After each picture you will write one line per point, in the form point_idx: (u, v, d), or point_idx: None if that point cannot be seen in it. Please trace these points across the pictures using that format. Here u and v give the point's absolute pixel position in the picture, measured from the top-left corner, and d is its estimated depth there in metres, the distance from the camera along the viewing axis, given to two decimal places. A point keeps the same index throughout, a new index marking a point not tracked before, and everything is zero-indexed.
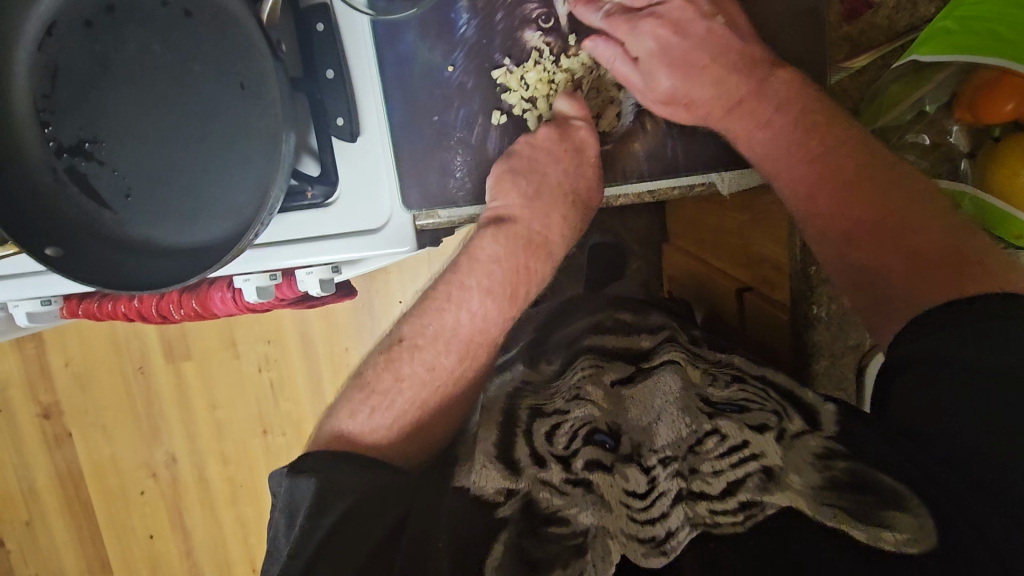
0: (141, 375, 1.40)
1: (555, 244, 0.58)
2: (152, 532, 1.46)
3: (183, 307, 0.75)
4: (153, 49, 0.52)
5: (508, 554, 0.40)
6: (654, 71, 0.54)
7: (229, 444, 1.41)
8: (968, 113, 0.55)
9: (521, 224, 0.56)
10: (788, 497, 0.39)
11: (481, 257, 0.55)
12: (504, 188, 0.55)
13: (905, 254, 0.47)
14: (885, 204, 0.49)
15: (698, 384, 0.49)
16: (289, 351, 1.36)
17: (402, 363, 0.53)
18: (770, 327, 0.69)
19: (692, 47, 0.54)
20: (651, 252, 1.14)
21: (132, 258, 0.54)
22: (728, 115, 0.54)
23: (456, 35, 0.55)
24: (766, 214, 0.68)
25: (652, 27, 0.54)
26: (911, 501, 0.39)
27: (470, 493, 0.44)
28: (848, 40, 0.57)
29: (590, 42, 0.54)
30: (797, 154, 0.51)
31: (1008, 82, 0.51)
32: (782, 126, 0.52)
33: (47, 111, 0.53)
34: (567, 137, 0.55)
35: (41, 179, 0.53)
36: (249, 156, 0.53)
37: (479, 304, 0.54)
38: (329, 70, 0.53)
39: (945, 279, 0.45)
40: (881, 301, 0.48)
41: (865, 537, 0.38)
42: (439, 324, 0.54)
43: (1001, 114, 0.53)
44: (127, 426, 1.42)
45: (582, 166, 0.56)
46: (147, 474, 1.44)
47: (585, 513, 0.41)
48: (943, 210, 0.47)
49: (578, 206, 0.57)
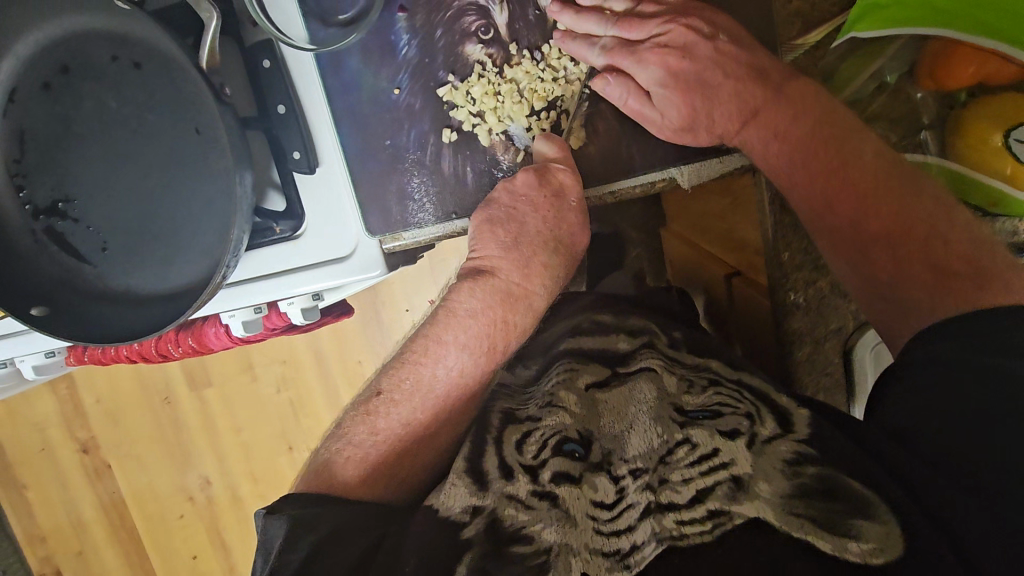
0: (168, 405, 1.45)
1: (536, 295, 0.57)
2: (195, 553, 1.51)
3: (181, 344, 0.77)
4: (110, 103, 0.53)
5: (470, 572, 0.39)
6: (669, 102, 0.56)
7: (258, 463, 1.45)
8: (930, 80, 0.55)
9: (500, 277, 0.56)
10: (756, 508, 0.39)
11: (460, 312, 0.56)
12: (484, 238, 0.57)
13: (925, 263, 0.49)
14: (893, 211, 0.51)
15: (674, 391, 0.48)
16: (305, 369, 1.40)
17: (380, 416, 0.55)
18: (751, 313, 0.69)
19: (704, 70, 0.55)
20: (650, 239, 1.13)
21: (114, 309, 0.56)
22: (743, 130, 0.56)
23: (399, 57, 0.57)
24: (742, 196, 0.67)
25: (660, 58, 0.56)
26: (878, 509, 0.39)
27: (439, 514, 0.44)
28: (799, 16, 0.59)
29: (602, 82, 0.57)
30: (805, 154, 0.54)
31: (959, 48, 0.52)
32: (760, 124, 0.55)
33: (19, 175, 0.54)
34: (546, 179, 0.56)
35: (21, 242, 0.55)
36: (213, 197, 0.54)
37: (456, 359, 0.55)
38: (281, 105, 0.54)
39: (960, 288, 0.47)
40: (900, 310, 0.50)
41: (831, 548, 0.37)
42: (416, 378, 0.55)
43: (962, 77, 0.53)
44: (160, 455, 1.47)
45: (564, 210, 0.57)
46: (184, 498, 1.48)
47: (550, 529, 0.40)
48: (965, 221, 0.50)
49: (559, 252, 0.58)
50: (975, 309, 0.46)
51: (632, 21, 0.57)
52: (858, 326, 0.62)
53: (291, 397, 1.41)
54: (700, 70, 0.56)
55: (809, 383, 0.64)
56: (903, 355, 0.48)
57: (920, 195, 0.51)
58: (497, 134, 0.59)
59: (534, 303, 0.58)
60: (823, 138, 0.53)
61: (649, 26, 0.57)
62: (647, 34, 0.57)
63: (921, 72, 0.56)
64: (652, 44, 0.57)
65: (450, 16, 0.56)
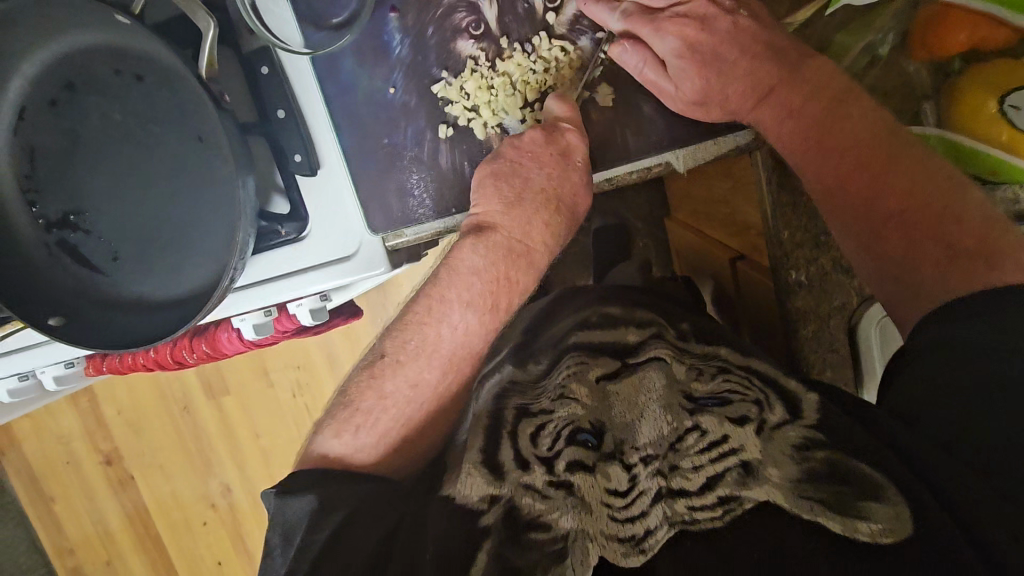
0: (187, 413, 1.48)
1: (538, 252, 0.58)
2: (220, 558, 1.54)
3: (195, 350, 0.79)
4: (116, 116, 0.55)
5: (490, 557, 0.40)
6: (685, 74, 0.56)
7: (277, 468, 1.47)
8: (922, 49, 0.56)
9: (502, 233, 0.57)
10: (766, 492, 0.39)
11: (461, 269, 0.57)
12: (486, 194, 0.57)
13: (937, 244, 0.49)
14: (907, 188, 0.51)
15: (684, 379, 0.48)
16: (319, 374, 1.42)
17: (385, 379, 0.57)
18: (758, 294, 0.69)
19: (721, 44, 0.56)
20: (656, 228, 1.13)
21: (129, 315, 0.58)
22: (759, 106, 0.56)
23: (393, 57, 0.58)
24: (745, 177, 0.67)
25: (678, 27, 0.56)
26: (888, 492, 0.39)
27: (457, 502, 0.45)
28: None
29: (619, 48, 0.56)
30: (806, 141, 0.55)
31: (954, 15, 0.53)
32: (761, 98, 0.56)
33: (32, 191, 0.56)
34: (553, 141, 0.56)
35: (36, 254, 0.56)
36: (219, 203, 0.56)
37: (461, 318, 0.57)
38: (280, 109, 0.55)
39: (972, 268, 0.47)
40: (910, 292, 0.50)
41: (842, 530, 0.38)
42: (421, 338, 0.57)
43: (956, 44, 0.54)
44: (182, 462, 1.50)
45: (568, 169, 0.57)
46: (207, 505, 1.51)
47: (566, 516, 0.41)
48: (980, 201, 0.49)
49: (563, 212, 0.58)
50: (989, 283, 0.46)
51: None
52: (863, 301, 0.62)
53: (306, 401, 1.43)
54: (717, 41, 0.56)
55: (815, 362, 0.63)
56: (919, 336, 0.48)
57: (936, 173, 0.50)
58: (492, 128, 0.59)
59: (535, 259, 0.58)
60: (823, 123, 0.54)
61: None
62: (669, 3, 0.58)
63: (916, 37, 0.56)
64: (671, 13, 0.57)
65: (441, 13, 0.57)
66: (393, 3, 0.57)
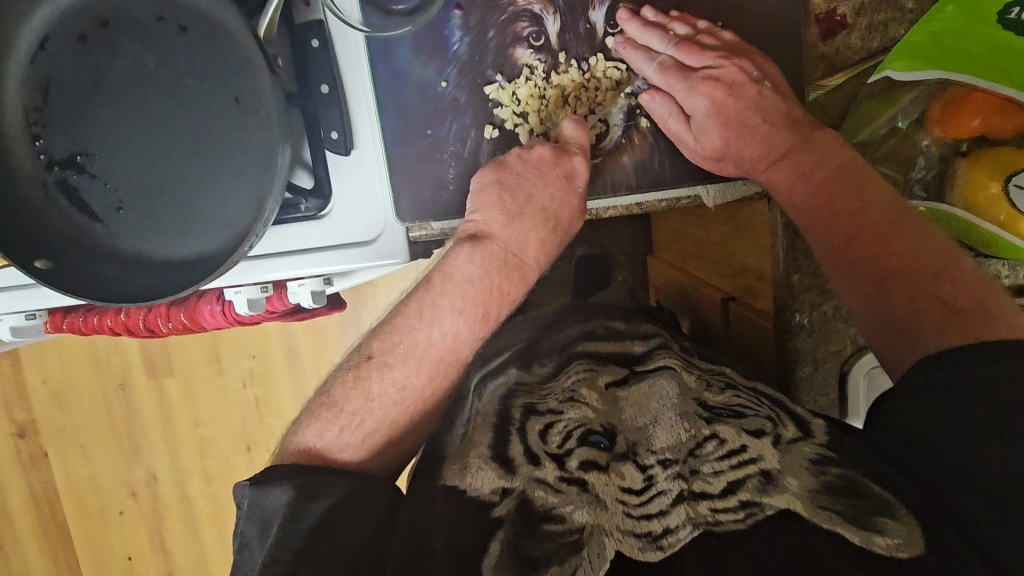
0: (122, 392, 1.38)
1: (530, 268, 0.59)
2: (131, 553, 1.43)
3: (171, 320, 0.75)
4: (148, 63, 0.53)
5: (503, 548, 0.43)
6: (706, 130, 0.58)
7: (214, 461, 1.39)
8: (940, 128, 0.58)
9: (498, 244, 0.57)
10: (786, 499, 0.42)
11: (456, 276, 0.57)
12: (488, 203, 0.57)
13: (935, 299, 0.50)
14: (908, 248, 0.53)
15: (695, 388, 0.53)
16: (275, 367, 1.35)
17: (372, 382, 0.56)
18: (744, 333, 0.73)
19: (744, 109, 0.57)
20: (635, 264, 1.17)
21: (121, 271, 0.54)
22: (773, 167, 0.58)
23: (449, 52, 0.58)
24: (745, 222, 0.70)
25: (708, 88, 0.58)
26: (899, 510, 0.42)
27: (468, 493, 0.47)
28: (824, 60, 0.60)
29: (648, 96, 0.59)
30: (827, 186, 0.56)
31: (973, 96, 0.56)
32: (787, 151, 0.57)
33: (37, 125, 0.53)
34: (561, 163, 0.57)
35: (31, 192, 0.53)
36: (243, 167, 0.54)
37: (451, 325, 0.57)
38: (324, 84, 0.55)
39: (970, 325, 0.48)
40: (908, 340, 0.51)
41: (859, 541, 0.40)
42: (410, 343, 0.57)
43: (968, 127, 0.56)
44: (107, 444, 1.40)
45: (570, 194, 0.58)
46: (128, 493, 1.41)
47: (580, 511, 0.44)
48: (970, 266, 0.52)
49: (556, 233, 0.59)
50: (984, 337, 0.47)
51: (691, 45, 0.58)
52: (856, 350, 0.67)
53: (257, 393, 1.36)
54: (742, 108, 0.57)
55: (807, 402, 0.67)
56: (912, 378, 0.49)
57: (932, 239, 0.53)
58: (537, 135, 0.60)
59: (526, 272, 0.59)
60: (836, 176, 0.56)
61: (706, 56, 0.58)
62: (704, 61, 0.58)
63: (933, 119, 0.58)
64: (704, 74, 0.58)
65: (504, 19, 0.58)
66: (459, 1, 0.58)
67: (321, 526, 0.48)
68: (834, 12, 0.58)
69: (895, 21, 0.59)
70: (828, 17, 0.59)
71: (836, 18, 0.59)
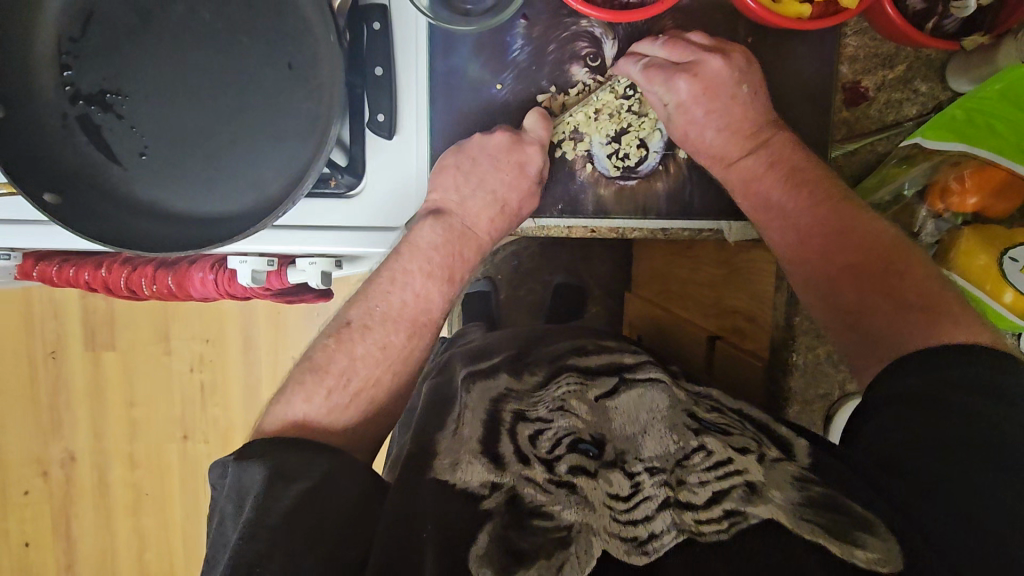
0: (51, 360, 1.28)
1: (483, 241, 0.62)
2: (29, 540, 1.31)
3: (155, 283, 0.70)
4: (201, 14, 0.51)
5: (490, 543, 0.43)
6: (689, 123, 0.60)
7: (142, 447, 1.29)
8: (940, 201, 0.60)
9: (454, 219, 0.60)
10: (769, 509, 0.43)
11: (420, 245, 0.58)
12: (444, 181, 0.59)
13: (888, 296, 0.54)
14: (867, 247, 0.56)
15: (686, 405, 0.53)
16: (227, 352, 1.27)
17: (354, 343, 0.57)
18: (730, 371, 0.77)
19: (715, 107, 0.60)
20: (613, 298, 1.18)
21: (135, 217, 0.52)
22: (740, 160, 0.61)
23: (509, 58, 0.61)
24: (740, 267, 0.75)
25: (686, 81, 0.58)
26: (879, 527, 0.42)
27: (457, 487, 0.47)
28: (845, 124, 0.65)
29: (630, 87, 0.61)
30: (797, 196, 0.59)
31: (992, 172, 0.57)
32: (786, 172, 0.59)
33: (69, 56, 0.50)
34: (514, 151, 0.58)
35: (49, 121, 0.51)
36: (281, 131, 0.53)
37: (421, 287, 0.58)
38: (379, 68, 0.57)
39: (921, 318, 0.52)
40: (871, 340, 0.55)
41: (840, 553, 0.41)
42: (386, 305, 0.58)
43: (969, 206, 0.59)
44: (24, 415, 1.29)
45: (520, 181, 0.60)
46: (38, 472, 1.29)
47: (568, 510, 0.44)
48: (924, 264, 0.55)
49: (507, 214, 0.61)
50: (929, 336, 0.51)
51: (675, 43, 0.59)
52: (842, 396, 0.70)
53: (204, 379, 1.28)
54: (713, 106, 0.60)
55: None
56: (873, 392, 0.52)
57: (890, 240, 0.56)
58: (581, 151, 0.63)
59: (481, 245, 0.62)
60: (808, 182, 0.59)
61: (686, 53, 0.59)
62: (685, 58, 0.59)
63: (934, 193, 0.60)
64: (684, 69, 0.59)
65: (566, 36, 0.61)
66: (525, 12, 0.60)
67: (307, 511, 0.46)
68: (858, 83, 0.64)
69: (910, 100, 0.64)
70: (852, 88, 0.64)
71: (859, 89, 0.64)
